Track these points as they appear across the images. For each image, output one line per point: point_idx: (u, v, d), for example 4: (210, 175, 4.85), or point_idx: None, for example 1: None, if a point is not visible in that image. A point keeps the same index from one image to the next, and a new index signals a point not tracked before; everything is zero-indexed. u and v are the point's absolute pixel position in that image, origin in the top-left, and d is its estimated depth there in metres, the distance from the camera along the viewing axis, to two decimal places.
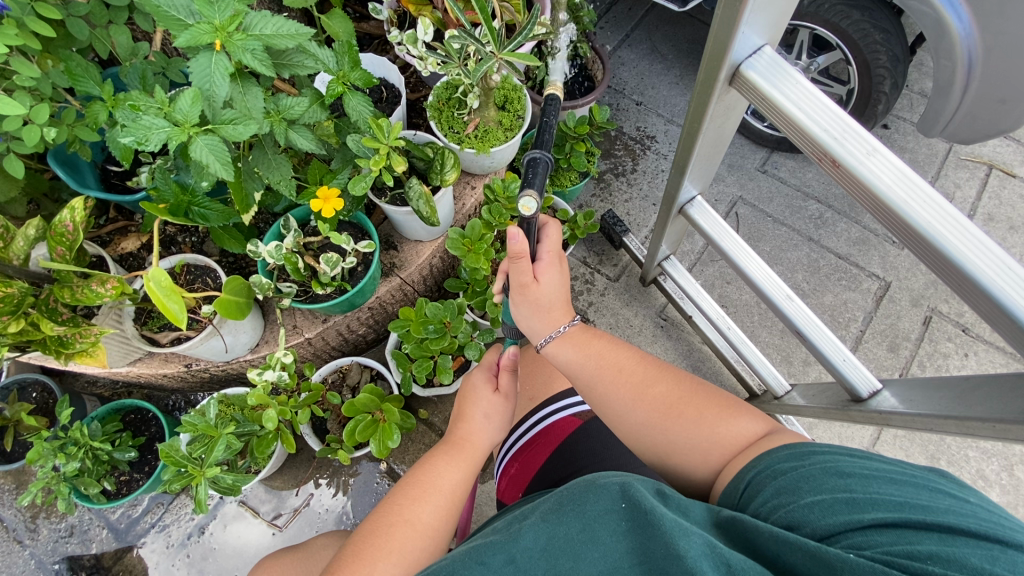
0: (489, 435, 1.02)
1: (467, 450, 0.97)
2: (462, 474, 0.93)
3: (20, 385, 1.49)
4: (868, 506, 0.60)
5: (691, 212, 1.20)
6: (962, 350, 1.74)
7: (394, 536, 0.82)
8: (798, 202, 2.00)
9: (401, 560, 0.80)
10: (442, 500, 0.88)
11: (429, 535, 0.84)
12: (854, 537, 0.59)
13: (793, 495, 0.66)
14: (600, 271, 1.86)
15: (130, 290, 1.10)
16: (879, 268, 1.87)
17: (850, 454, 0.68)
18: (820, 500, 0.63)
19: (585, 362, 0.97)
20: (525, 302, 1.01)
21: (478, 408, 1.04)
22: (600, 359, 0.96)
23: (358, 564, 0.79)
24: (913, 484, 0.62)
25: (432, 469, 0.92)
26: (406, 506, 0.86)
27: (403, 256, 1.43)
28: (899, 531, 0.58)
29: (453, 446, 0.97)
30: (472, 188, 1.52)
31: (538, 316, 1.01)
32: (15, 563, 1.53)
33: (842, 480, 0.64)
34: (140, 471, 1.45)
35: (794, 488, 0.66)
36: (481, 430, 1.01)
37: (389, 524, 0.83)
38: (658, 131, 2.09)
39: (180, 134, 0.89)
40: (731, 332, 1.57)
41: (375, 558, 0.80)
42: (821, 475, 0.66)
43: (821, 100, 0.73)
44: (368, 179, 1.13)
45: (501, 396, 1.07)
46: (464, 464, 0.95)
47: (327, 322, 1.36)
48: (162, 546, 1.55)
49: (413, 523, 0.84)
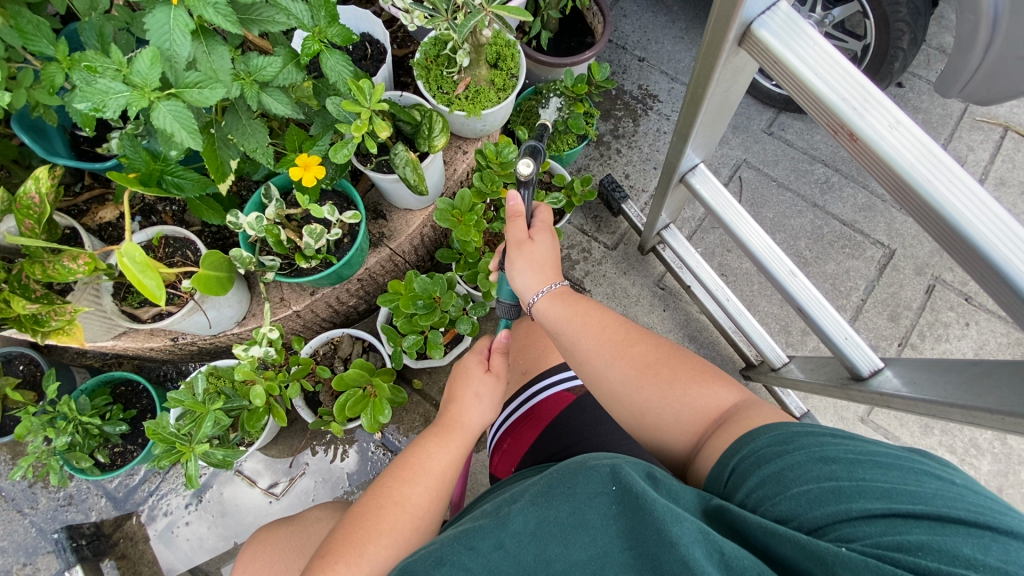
0: (479, 414, 1.00)
1: (457, 431, 0.95)
2: (452, 455, 0.92)
3: (6, 358, 1.47)
4: (856, 496, 0.58)
5: (693, 181, 1.14)
6: (963, 320, 1.71)
7: (384, 518, 0.81)
8: (805, 165, 1.93)
9: (390, 542, 0.79)
10: (432, 482, 0.87)
11: (420, 516, 0.83)
12: (842, 530, 0.57)
13: (779, 486, 0.63)
14: (597, 238, 1.81)
15: (104, 265, 1.06)
16: (884, 236, 1.82)
17: (834, 434, 0.65)
18: (807, 491, 0.61)
19: (571, 323, 0.93)
20: (518, 256, 1.01)
21: (469, 388, 1.02)
22: (585, 318, 0.93)
23: (347, 547, 0.78)
24: (899, 466, 0.59)
25: (422, 451, 0.91)
26: (395, 488, 0.85)
27: (392, 226, 1.37)
28: (888, 520, 0.56)
29: (442, 427, 0.96)
30: (463, 153, 1.45)
31: (531, 271, 0.99)
32: (16, 531, 1.55)
33: (828, 466, 0.61)
34: (134, 442, 1.45)
35: (779, 478, 0.63)
36: (472, 409, 0.99)
37: (378, 507, 0.82)
38: (661, 90, 1.98)
39: (141, 99, 0.82)
40: (730, 304, 1.52)
41: (364, 541, 0.78)
42: (807, 462, 0.62)
43: (842, 63, 0.66)
44: (351, 146, 1.06)
45: (493, 376, 1.06)
46: (454, 445, 0.93)
47: (315, 295, 1.32)
48: (160, 514, 1.57)
49: (402, 504, 0.83)
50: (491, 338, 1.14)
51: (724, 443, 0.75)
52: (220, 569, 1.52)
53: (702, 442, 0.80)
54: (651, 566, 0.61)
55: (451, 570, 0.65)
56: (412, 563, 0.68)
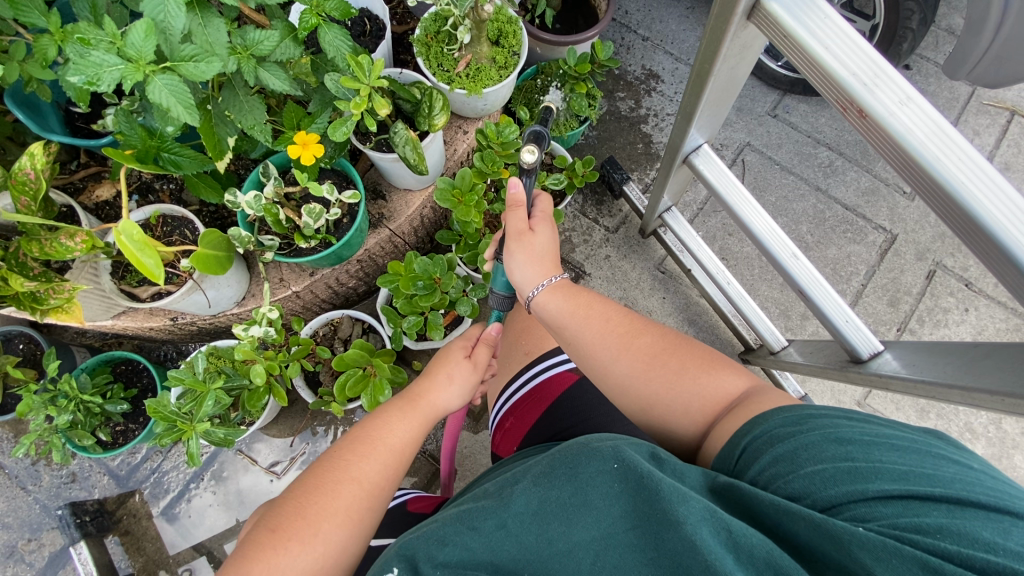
0: (448, 396, 1.00)
1: (422, 410, 0.95)
2: (414, 433, 0.92)
3: (6, 337, 1.47)
4: (872, 477, 0.58)
5: (695, 161, 1.13)
6: (963, 305, 1.71)
7: (340, 494, 0.80)
8: (809, 149, 1.91)
9: (343, 520, 0.79)
10: (393, 460, 0.87)
11: (375, 493, 0.83)
12: (858, 509, 0.57)
13: (793, 464, 0.63)
14: (598, 222, 1.79)
15: (101, 244, 1.05)
16: (886, 221, 1.81)
17: (848, 417, 0.65)
18: (822, 470, 0.61)
19: (572, 314, 0.92)
20: (517, 249, 0.98)
21: (444, 369, 1.02)
22: (588, 311, 0.92)
23: (297, 521, 0.76)
24: (917, 450, 0.60)
25: (384, 427, 0.90)
26: (352, 463, 0.84)
27: (392, 207, 1.36)
28: (905, 502, 0.56)
29: (406, 403, 0.95)
30: (463, 133, 1.43)
31: (530, 264, 0.97)
32: (20, 507, 1.56)
33: (843, 447, 0.61)
34: (135, 421, 1.46)
35: (793, 457, 0.63)
36: (441, 389, 0.99)
37: (334, 481, 0.81)
38: (664, 70, 1.95)
39: (136, 73, 0.79)
40: (730, 287, 1.52)
41: (318, 517, 0.77)
42: (821, 442, 0.63)
43: (853, 37, 0.64)
44: (350, 124, 1.05)
45: (472, 363, 1.06)
46: (417, 423, 0.93)
47: (315, 276, 1.31)
48: (161, 492, 1.59)
49: (359, 481, 0.82)
50: (484, 329, 1.15)
51: (736, 425, 0.75)
52: (223, 546, 1.55)
53: (712, 429, 0.81)
54: (656, 547, 0.61)
55: (454, 550, 0.66)
56: (412, 541, 0.69)
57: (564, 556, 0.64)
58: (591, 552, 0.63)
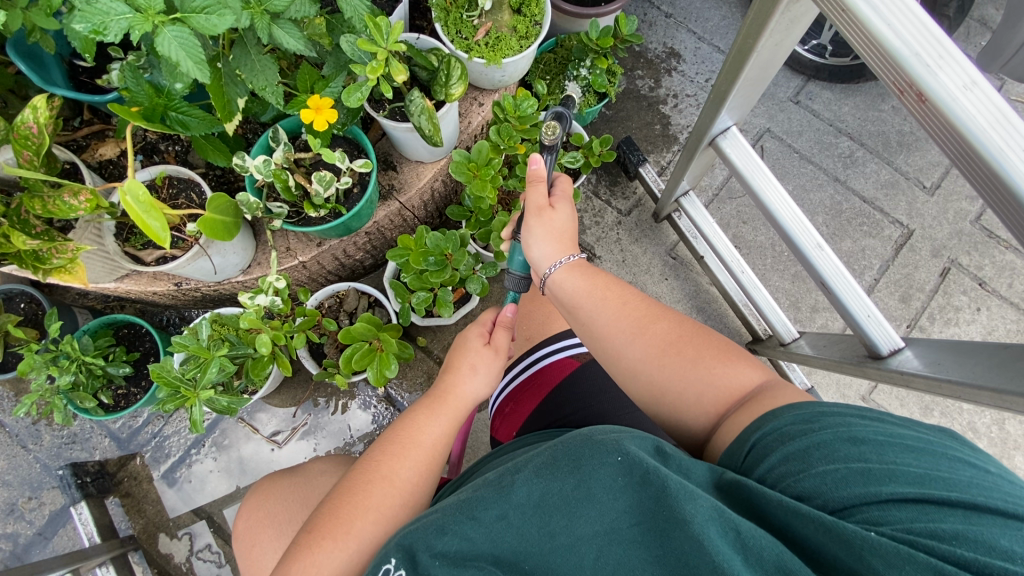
0: (474, 387, 0.98)
1: (450, 403, 0.94)
2: (444, 427, 0.91)
3: (6, 295, 1.45)
4: (886, 479, 0.57)
5: (722, 144, 1.10)
6: (975, 304, 1.69)
7: (372, 493, 0.81)
8: (829, 138, 1.86)
9: (378, 518, 0.79)
10: (423, 456, 0.87)
11: (409, 490, 0.83)
12: (869, 512, 0.56)
13: (803, 463, 0.61)
14: (611, 204, 1.76)
15: (106, 203, 1.02)
16: (904, 215, 1.77)
17: (862, 416, 0.63)
18: (833, 471, 0.59)
19: (589, 295, 0.90)
20: (536, 223, 0.96)
21: (465, 359, 1.00)
22: (605, 292, 0.90)
23: (334, 522, 0.78)
24: (932, 451, 0.58)
25: (413, 425, 0.90)
26: (384, 462, 0.84)
27: (403, 178, 1.33)
28: (920, 506, 0.55)
29: (434, 399, 0.94)
30: (479, 105, 1.38)
31: (549, 239, 0.95)
32: (20, 465, 1.56)
33: (856, 448, 0.60)
34: (137, 385, 1.45)
35: (804, 455, 0.62)
36: (466, 381, 0.97)
37: (367, 481, 0.82)
38: (686, 49, 1.89)
39: (144, 23, 0.76)
40: (744, 276, 1.49)
41: (352, 517, 0.79)
42: (833, 442, 0.61)
43: (919, 14, 0.61)
44: (365, 90, 1.01)
45: (492, 350, 1.03)
46: (446, 418, 0.92)
47: (322, 247, 1.28)
48: (162, 457, 1.59)
49: (391, 479, 0.83)
50: (498, 311, 1.12)
51: (747, 420, 0.73)
52: (223, 511, 1.55)
53: (724, 422, 0.79)
54: (663, 544, 0.60)
55: (454, 540, 0.65)
56: (413, 532, 0.67)
57: (565, 550, 0.63)
58: (595, 546, 0.63)
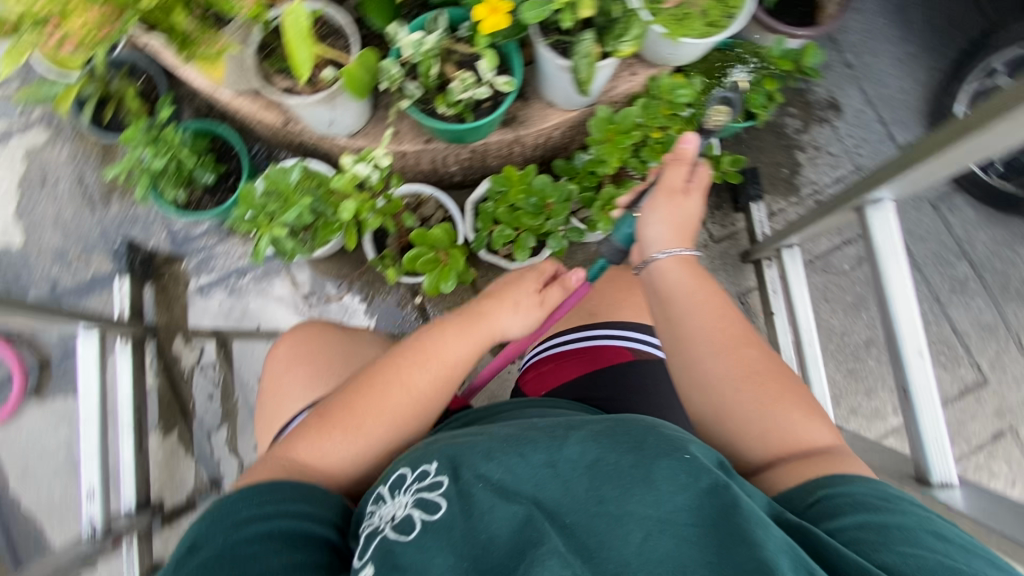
0: (509, 325, 0.95)
1: (479, 330, 0.92)
2: (467, 353, 0.91)
3: (131, 66, 1.50)
4: None
5: (871, 213, 1.03)
6: (1014, 479, 1.61)
7: (386, 396, 0.86)
8: (950, 256, 1.74)
9: (388, 422, 0.85)
10: (441, 374, 0.89)
11: (422, 404, 0.87)
12: None
13: (877, 537, 0.61)
14: (706, 225, 1.70)
15: (265, 17, 1.03)
16: (986, 363, 1.68)
17: (935, 515, 0.65)
18: (916, 554, 0.59)
19: (689, 293, 0.88)
20: (665, 202, 0.95)
21: (509, 295, 0.96)
22: (706, 296, 0.87)
23: (346, 415, 0.85)
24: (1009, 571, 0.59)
25: (439, 340, 0.90)
26: (402, 368, 0.87)
27: (529, 112, 1.30)
28: None
29: (465, 319, 0.92)
30: (633, 73, 1.32)
31: (669, 223, 0.93)
32: (83, 222, 1.66)
33: (938, 542, 0.60)
34: (211, 197, 1.51)
35: (880, 530, 0.62)
36: (502, 315, 0.94)
37: (382, 382, 0.87)
38: (850, 106, 1.76)
39: None
40: (806, 350, 1.44)
41: (364, 416, 0.85)
42: (913, 528, 0.61)
43: None
44: (545, 10, 0.98)
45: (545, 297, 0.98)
46: (473, 343, 0.91)
47: (428, 146, 1.28)
48: (205, 270, 1.66)
49: (406, 387, 0.86)
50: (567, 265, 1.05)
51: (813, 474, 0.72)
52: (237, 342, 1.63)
53: (778, 467, 0.76)
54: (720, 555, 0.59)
55: (498, 469, 0.69)
56: (460, 452, 0.74)
57: (616, 522, 0.62)
58: (648, 530, 0.61)
